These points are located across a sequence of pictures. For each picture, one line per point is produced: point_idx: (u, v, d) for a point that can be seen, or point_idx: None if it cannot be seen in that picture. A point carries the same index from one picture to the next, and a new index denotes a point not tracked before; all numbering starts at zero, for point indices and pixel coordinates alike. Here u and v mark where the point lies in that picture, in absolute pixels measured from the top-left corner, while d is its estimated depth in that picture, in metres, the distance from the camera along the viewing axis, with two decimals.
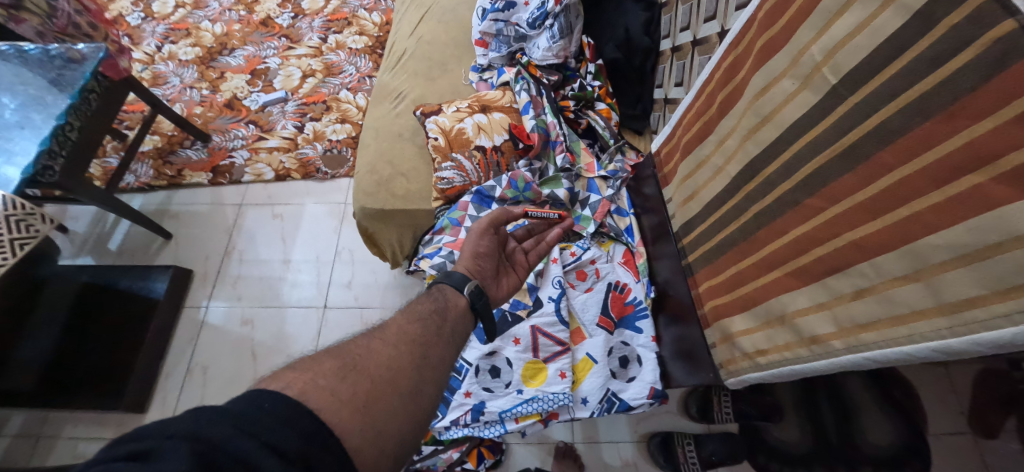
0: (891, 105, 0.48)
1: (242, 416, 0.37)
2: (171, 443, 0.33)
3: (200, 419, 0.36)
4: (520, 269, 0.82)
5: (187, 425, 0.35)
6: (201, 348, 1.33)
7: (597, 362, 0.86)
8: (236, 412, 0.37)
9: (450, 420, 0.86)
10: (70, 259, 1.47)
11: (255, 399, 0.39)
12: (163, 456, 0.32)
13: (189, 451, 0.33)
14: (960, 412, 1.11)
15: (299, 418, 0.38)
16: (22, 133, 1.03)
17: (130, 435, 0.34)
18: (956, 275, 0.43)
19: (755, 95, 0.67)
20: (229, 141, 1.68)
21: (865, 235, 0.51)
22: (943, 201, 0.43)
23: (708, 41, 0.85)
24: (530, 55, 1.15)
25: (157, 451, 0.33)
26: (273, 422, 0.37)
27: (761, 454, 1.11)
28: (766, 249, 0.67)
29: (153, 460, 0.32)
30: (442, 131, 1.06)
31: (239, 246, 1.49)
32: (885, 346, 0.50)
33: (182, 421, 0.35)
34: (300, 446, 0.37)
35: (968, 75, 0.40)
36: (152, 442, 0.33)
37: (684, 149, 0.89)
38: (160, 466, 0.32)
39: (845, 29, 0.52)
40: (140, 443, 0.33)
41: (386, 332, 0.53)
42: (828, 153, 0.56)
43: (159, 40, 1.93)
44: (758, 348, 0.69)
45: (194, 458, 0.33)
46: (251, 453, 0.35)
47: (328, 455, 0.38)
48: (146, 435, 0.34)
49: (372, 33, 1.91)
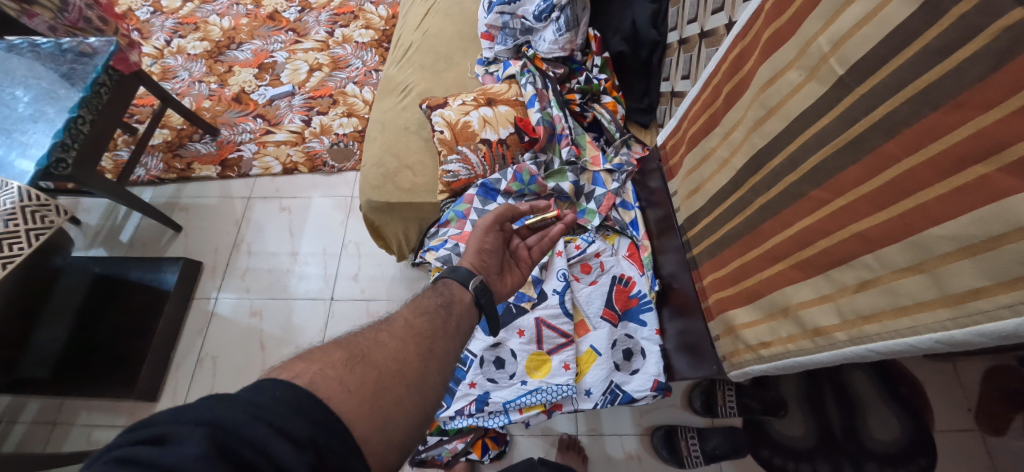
0: (898, 96, 0.47)
1: (254, 402, 0.38)
2: (187, 428, 0.34)
3: (214, 405, 0.37)
4: (524, 265, 0.83)
5: (203, 410, 0.36)
6: (211, 339, 1.35)
7: (601, 355, 0.87)
8: (248, 399, 0.38)
9: (455, 410, 0.87)
10: (82, 250, 1.49)
11: (267, 387, 0.40)
12: (180, 440, 0.34)
13: (205, 435, 0.34)
14: (968, 409, 1.11)
15: (310, 405, 0.39)
16: (36, 126, 1.05)
17: (146, 421, 0.35)
18: (961, 266, 0.43)
19: (762, 86, 0.67)
20: (238, 134, 1.69)
21: (870, 227, 0.51)
22: (949, 192, 0.43)
23: (716, 33, 0.85)
24: (536, 48, 1.15)
25: (173, 435, 0.34)
26: (285, 409, 0.38)
27: (765, 448, 1.11)
28: (771, 242, 0.67)
29: (171, 444, 0.33)
30: (448, 124, 1.06)
31: (248, 239, 1.51)
32: (888, 338, 0.50)
33: (197, 407, 0.36)
34: (310, 432, 0.38)
35: (977, 64, 0.40)
36: (168, 426, 0.35)
37: (690, 142, 0.89)
38: (179, 449, 0.33)
39: (852, 20, 0.51)
40: (155, 428, 0.35)
41: (392, 325, 0.54)
42: (834, 145, 0.56)
43: (168, 34, 1.94)
44: (762, 341, 0.68)
45: (210, 442, 0.34)
46: (263, 438, 0.36)
47: (338, 441, 0.39)
48: (160, 420, 0.35)
49: (378, 27, 1.91)
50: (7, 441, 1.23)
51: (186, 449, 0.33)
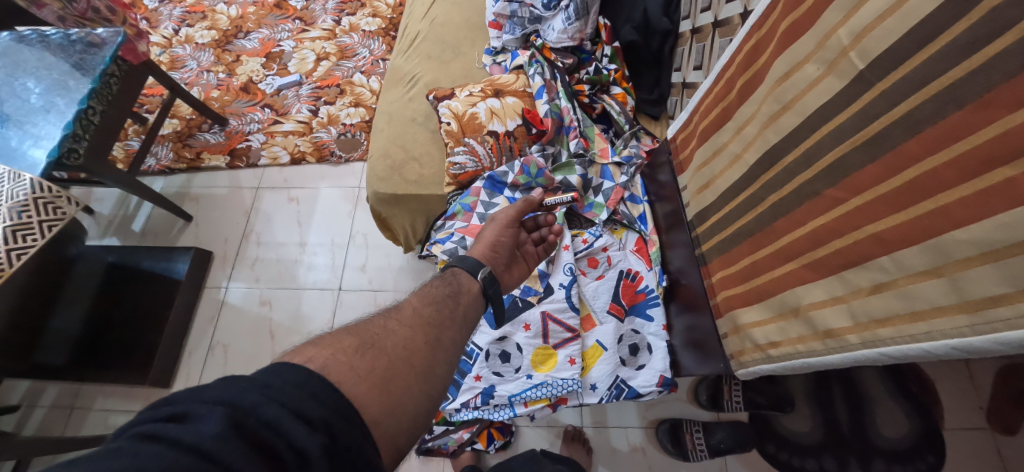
0: (921, 92, 0.46)
1: (266, 384, 0.38)
2: (205, 407, 0.35)
3: (229, 387, 0.37)
4: (530, 259, 0.87)
5: (218, 392, 0.36)
6: (222, 327, 1.38)
7: (608, 349, 0.86)
8: (261, 381, 0.38)
9: (461, 402, 0.88)
10: (96, 239, 1.52)
11: (278, 370, 0.40)
12: (199, 418, 0.34)
13: (223, 414, 0.35)
14: (979, 408, 1.09)
15: (320, 388, 0.39)
16: (46, 117, 1.05)
17: (166, 400, 0.36)
18: (982, 272, 0.41)
19: (777, 80, 0.64)
20: (246, 124, 1.70)
21: (888, 228, 0.50)
22: (972, 194, 0.41)
23: (730, 22, 0.82)
24: (545, 37, 1.12)
25: (191, 413, 0.34)
26: (297, 392, 0.38)
27: (771, 443, 1.12)
28: (784, 240, 0.65)
29: (190, 421, 0.34)
30: (454, 116, 1.05)
31: (257, 229, 1.52)
32: (902, 342, 0.49)
33: (213, 387, 0.37)
34: (323, 414, 0.38)
35: (1007, 59, 0.38)
36: (188, 405, 0.35)
37: (701, 136, 0.87)
38: (197, 427, 0.33)
39: (872, 13, 0.49)
40: (175, 407, 0.35)
41: (401, 314, 0.54)
42: (854, 141, 0.54)
43: (176, 23, 1.94)
44: (770, 341, 0.68)
45: (227, 420, 0.34)
46: (278, 418, 0.36)
47: (350, 426, 0.39)
48: (179, 400, 0.36)
49: (385, 15, 1.89)
50: (28, 425, 1.27)
51: (203, 427, 0.33)
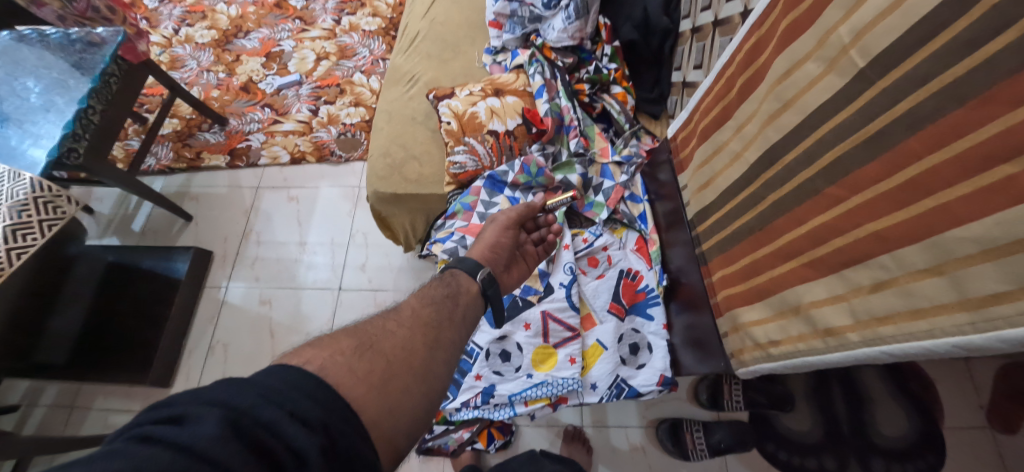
0: (922, 90, 0.46)
1: (264, 386, 0.38)
2: (203, 409, 0.35)
3: (226, 388, 0.37)
4: (530, 259, 0.86)
5: (216, 393, 0.36)
6: (221, 327, 1.38)
7: (608, 348, 0.86)
8: (259, 383, 0.38)
9: (461, 402, 0.87)
10: (96, 239, 1.52)
11: (277, 371, 0.40)
12: (196, 419, 0.34)
13: (220, 416, 0.34)
14: (979, 406, 1.09)
15: (318, 389, 0.39)
16: (46, 116, 1.06)
17: (164, 401, 0.35)
18: (982, 270, 0.41)
19: (778, 78, 0.64)
20: (246, 124, 1.69)
21: (888, 227, 0.49)
22: (972, 193, 0.41)
23: (731, 21, 0.82)
24: (545, 36, 1.12)
25: (189, 415, 0.34)
26: (295, 393, 0.38)
27: (771, 442, 1.11)
28: (784, 238, 0.65)
29: (188, 423, 0.34)
30: (454, 115, 1.05)
31: (257, 228, 1.52)
32: (903, 340, 0.49)
33: (211, 389, 0.37)
34: (321, 415, 0.38)
35: (1007, 57, 0.38)
36: (186, 407, 0.35)
37: (701, 135, 0.87)
38: (195, 429, 0.33)
39: (873, 11, 0.49)
40: (173, 409, 0.35)
41: (401, 314, 0.54)
42: (854, 139, 0.54)
43: (176, 23, 1.94)
44: (771, 339, 0.68)
45: (225, 422, 0.34)
46: (276, 420, 0.36)
47: (348, 427, 0.39)
48: (177, 402, 0.35)
49: (385, 14, 1.89)
50: (28, 424, 1.27)
51: (201, 428, 0.33)
